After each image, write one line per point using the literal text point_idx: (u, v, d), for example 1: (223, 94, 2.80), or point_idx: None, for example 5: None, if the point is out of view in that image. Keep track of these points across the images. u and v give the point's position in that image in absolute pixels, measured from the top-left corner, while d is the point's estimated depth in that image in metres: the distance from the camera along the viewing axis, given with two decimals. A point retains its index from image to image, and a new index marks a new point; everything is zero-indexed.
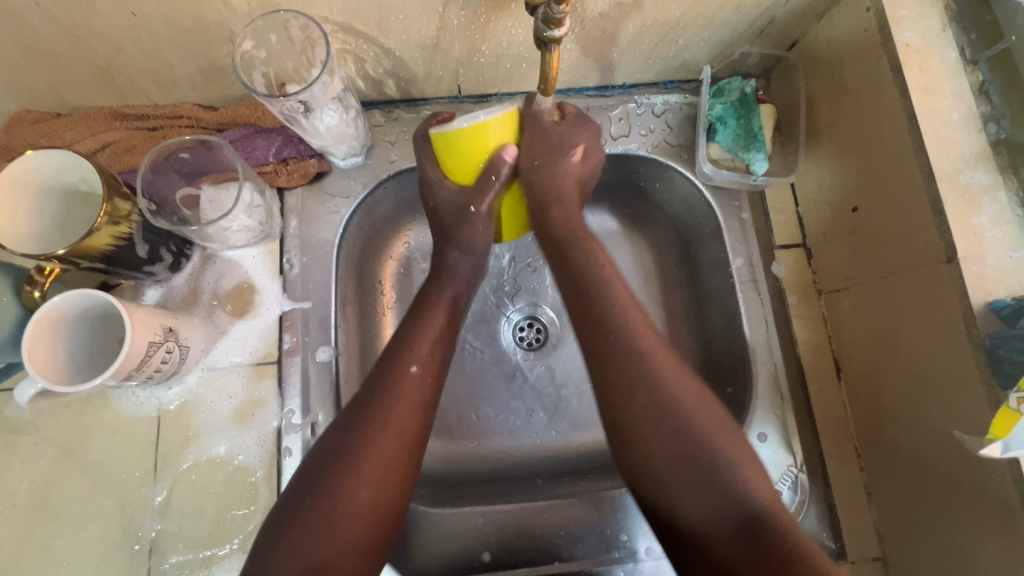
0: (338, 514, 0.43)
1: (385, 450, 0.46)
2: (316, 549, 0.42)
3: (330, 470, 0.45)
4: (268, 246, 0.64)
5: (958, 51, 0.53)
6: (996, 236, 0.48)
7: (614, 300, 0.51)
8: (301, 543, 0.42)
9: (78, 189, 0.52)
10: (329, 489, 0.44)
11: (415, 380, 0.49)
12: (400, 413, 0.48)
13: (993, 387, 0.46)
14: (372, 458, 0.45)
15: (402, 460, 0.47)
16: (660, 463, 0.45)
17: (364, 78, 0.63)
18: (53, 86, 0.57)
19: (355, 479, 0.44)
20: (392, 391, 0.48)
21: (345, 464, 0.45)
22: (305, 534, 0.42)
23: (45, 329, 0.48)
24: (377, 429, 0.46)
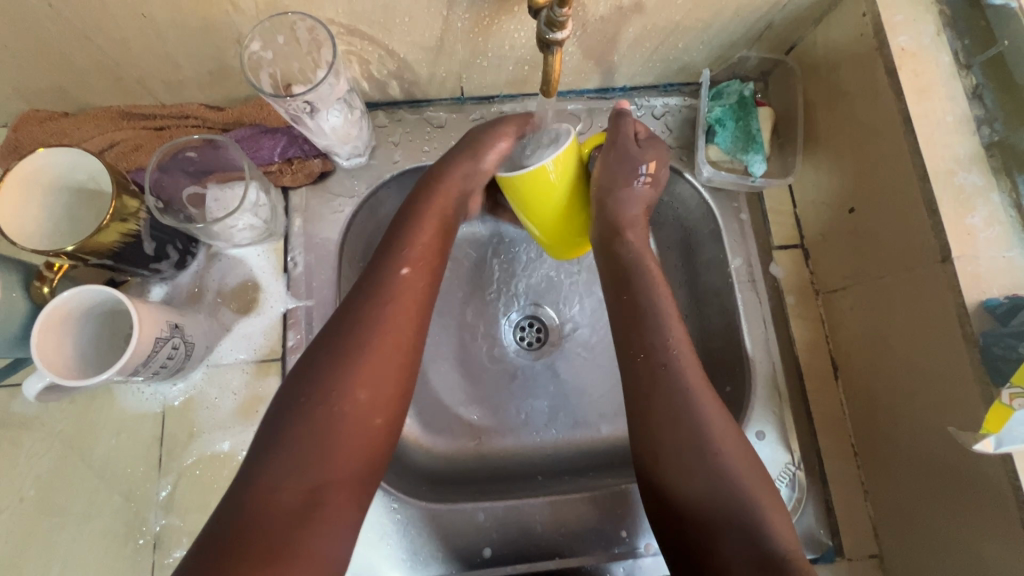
0: (333, 425, 0.44)
1: (381, 364, 0.47)
2: (316, 463, 0.42)
3: (324, 378, 0.45)
4: (273, 244, 0.64)
5: (953, 55, 0.54)
6: (989, 236, 0.49)
7: (655, 306, 0.54)
8: (299, 454, 0.42)
9: (87, 187, 0.53)
10: (323, 394, 0.44)
11: (410, 293, 0.51)
12: (401, 338, 0.49)
13: (987, 384, 0.46)
14: (367, 368, 0.46)
15: (398, 379, 0.48)
16: (668, 453, 0.48)
17: (369, 80, 0.63)
18: (62, 86, 0.58)
19: (349, 386, 0.45)
20: (388, 301, 0.50)
21: (339, 379, 0.45)
22: (301, 447, 0.42)
23: (54, 324, 0.48)
24: (369, 335, 0.47)
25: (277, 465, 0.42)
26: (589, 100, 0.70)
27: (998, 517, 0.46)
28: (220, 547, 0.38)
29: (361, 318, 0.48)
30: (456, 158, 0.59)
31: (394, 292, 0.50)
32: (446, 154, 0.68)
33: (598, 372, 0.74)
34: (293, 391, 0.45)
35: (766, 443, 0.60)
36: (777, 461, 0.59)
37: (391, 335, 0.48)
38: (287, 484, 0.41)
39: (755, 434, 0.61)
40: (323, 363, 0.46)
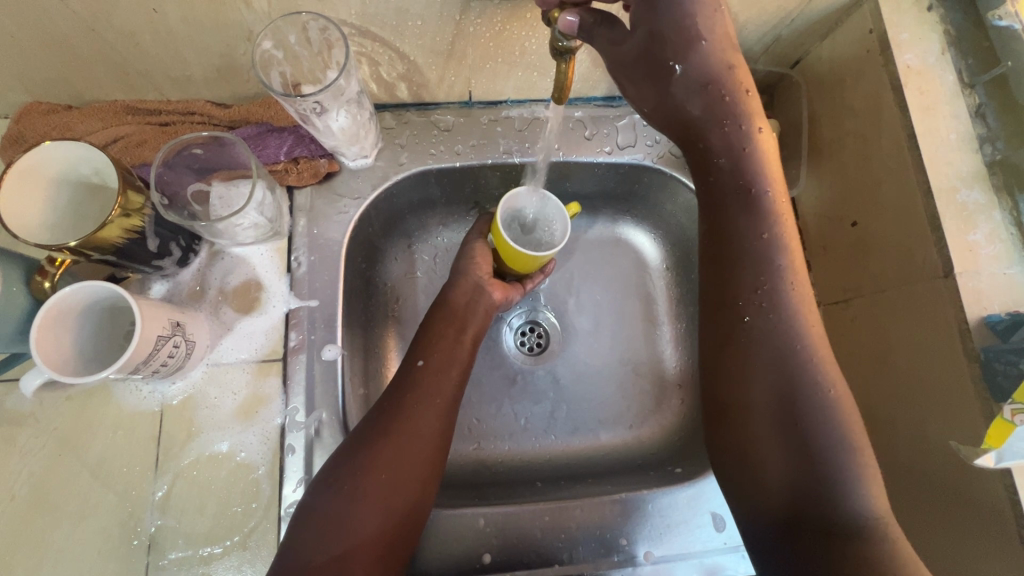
0: (360, 504, 0.47)
1: (405, 444, 0.50)
2: (341, 539, 0.46)
3: (351, 465, 0.49)
4: (276, 244, 0.64)
5: (956, 74, 0.55)
6: (990, 253, 0.50)
7: (758, 271, 0.50)
8: (329, 533, 0.46)
9: (90, 182, 0.52)
10: (350, 476, 0.48)
11: (428, 393, 0.54)
12: (419, 401, 0.53)
13: (987, 400, 0.47)
14: (389, 449, 0.50)
15: (424, 450, 0.51)
16: (763, 441, 0.47)
17: (378, 82, 0.63)
18: (67, 78, 0.57)
19: (373, 468, 0.49)
20: (408, 387, 0.54)
21: (369, 462, 0.49)
22: (332, 525, 0.46)
23: (54, 320, 0.47)
24: (393, 425, 0.51)
25: (313, 541, 0.46)
26: (595, 108, 0.71)
27: (995, 534, 0.46)
28: None
29: (391, 412, 0.52)
30: (455, 282, 0.62)
31: (418, 387, 0.54)
32: (453, 158, 0.68)
33: (598, 379, 0.74)
34: (333, 471, 0.49)
35: None
36: None
37: (418, 419, 0.52)
38: (319, 557, 0.45)
39: None
40: (353, 449, 0.50)
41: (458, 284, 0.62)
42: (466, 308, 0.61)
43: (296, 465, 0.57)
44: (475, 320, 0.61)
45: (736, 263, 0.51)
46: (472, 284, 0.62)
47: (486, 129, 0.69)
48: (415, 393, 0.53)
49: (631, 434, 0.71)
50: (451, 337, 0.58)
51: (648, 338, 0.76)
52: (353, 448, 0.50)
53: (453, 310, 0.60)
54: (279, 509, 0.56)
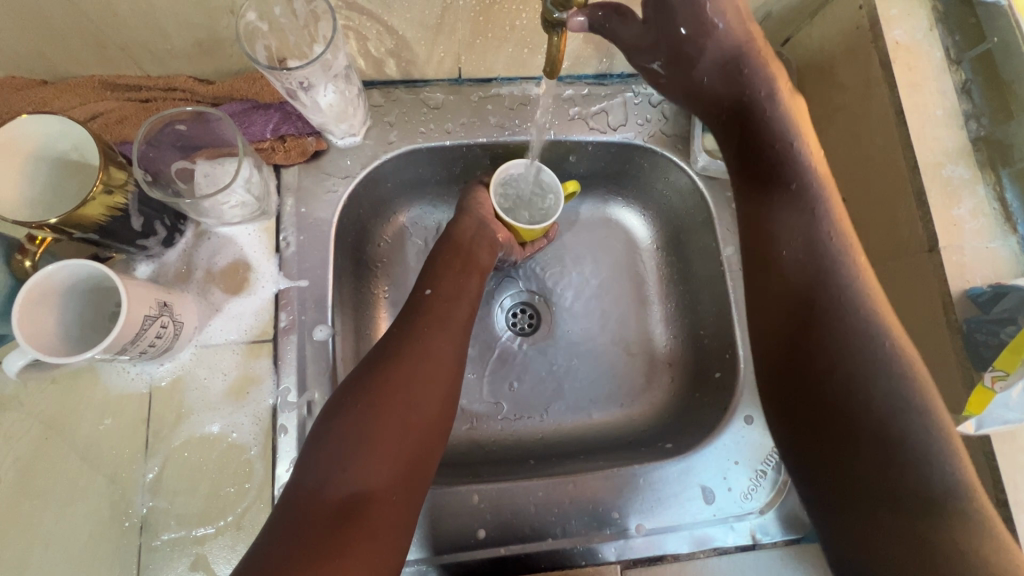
0: (376, 429, 0.47)
1: (419, 364, 0.52)
2: (355, 461, 0.46)
3: (364, 395, 0.49)
4: (264, 223, 0.63)
5: (944, 50, 0.55)
6: (974, 228, 0.51)
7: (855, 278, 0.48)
8: (342, 458, 0.46)
9: (69, 159, 0.50)
10: (362, 403, 0.48)
11: (436, 326, 0.55)
12: (427, 326, 0.55)
13: (969, 369, 0.48)
14: (404, 377, 0.50)
15: (437, 378, 0.52)
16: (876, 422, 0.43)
17: (365, 58, 0.62)
18: (41, 52, 0.55)
19: (388, 395, 0.49)
20: (416, 313, 0.56)
21: (384, 386, 0.49)
22: (347, 450, 0.46)
23: (36, 299, 0.46)
24: (404, 356, 0.52)
25: (327, 465, 0.46)
26: (586, 86, 0.70)
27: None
28: (289, 533, 0.42)
29: (402, 340, 0.53)
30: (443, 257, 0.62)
31: (428, 314, 0.56)
32: (443, 136, 0.67)
33: (589, 359, 0.74)
34: (346, 393, 0.50)
35: (753, 427, 0.63)
36: (764, 445, 0.62)
37: (429, 348, 0.53)
38: (337, 488, 0.44)
39: (743, 418, 0.63)
40: (361, 380, 0.50)
41: (463, 222, 0.64)
42: (471, 240, 0.64)
43: (290, 445, 0.57)
44: (481, 253, 0.64)
45: (826, 280, 0.48)
46: (477, 220, 0.65)
47: (476, 107, 0.68)
48: (421, 326, 0.55)
49: (622, 412, 0.72)
50: (456, 269, 0.61)
51: (640, 318, 0.76)
52: (369, 373, 0.51)
53: (459, 246, 0.63)
54: (273, 489, 0.56)
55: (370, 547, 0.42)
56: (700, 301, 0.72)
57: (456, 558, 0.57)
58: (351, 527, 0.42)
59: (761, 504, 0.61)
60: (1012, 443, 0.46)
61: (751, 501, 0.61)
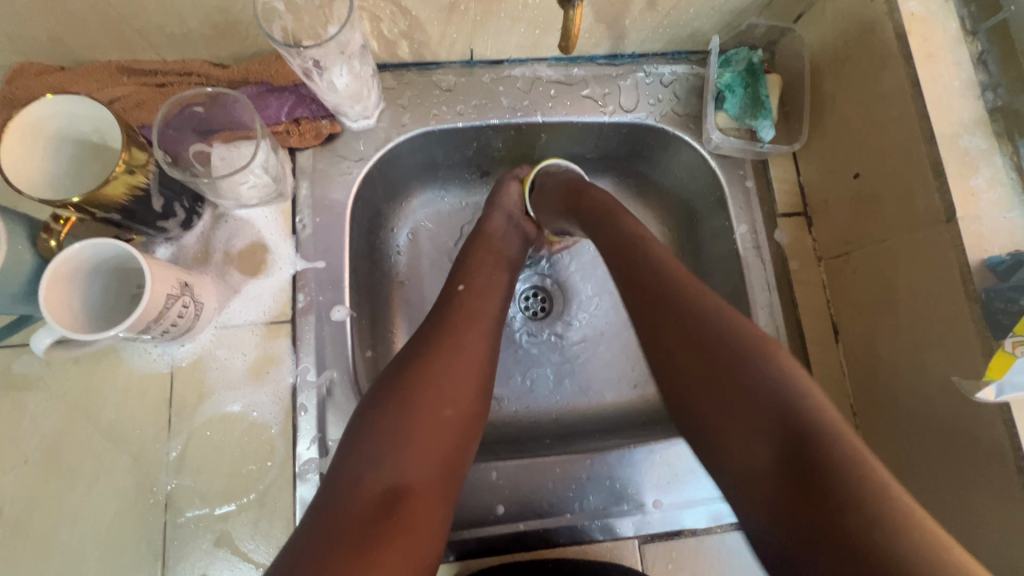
0: (416, 425, 0.47)
1: (454, 356, 0.51)
2: (396, 452, 0.45)
3: (402, 389, 0.49)
4: (280, 206, 0.63)
5: (959, 21, 0.55)
6: (991, 197, 0.51)
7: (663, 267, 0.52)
8: (384, 450, 0.45)
9: (91, 141, 0.51)
10: (400, 401, 0.48)
11: (471, 322, 0.55)
12: (462, 321, 0.55)
13: (987, 338, 0.48)
14: (441, 370, 0.50)
15: (474, 372, 0.52)
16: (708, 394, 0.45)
17: (378, 39, 0.62)
18: (60, 37, 0.56)
19: (428, 391, 0.49)
20: (448, 307, 0.56)
21: (417, 378, 0.49)
22: (389, 440, 0.46)
23: (63, 277, 0.47)
24: (439, 351, 0.51)
25: (366, 456, 0.45)
26: (597, 67, 0.70)
27: (990, 463, 0.49)
28: (329, 524, 0.41)
29: (436, 333, 0.53)
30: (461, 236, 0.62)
31: (462, 309, 0.56)
32: (455, 118, 0.68)
33: (603, 340, 0.75)
34: (380, 391, 0.49)
35: None
36: None
37: (464, 342, 0.53)
38: (377, 477, 0.44)
39: None
40: (397, 375, 0.50)
41: (493, 218, 0.66)
42: (502, 236, 0.65)
43: (310, 423, 0.58)
44: (511, 249, 0.65)
45: (673, 295, 0.50)
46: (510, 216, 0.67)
47: (488, 89, 0.69)
48: (458, 322, 0.54)
49: (636, 393, 0.73)
50: (491, 264, 0.62)
51: None
52: (402, 367, 0.50)
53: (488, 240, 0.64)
54: (295, 467, 0.57)
55: (408, 542, 0.42)
56: (713, 281, 0.72)
57: (475, 533, 0.58)
58: (393, 516, 0.42)
59: None
60: None
61: None
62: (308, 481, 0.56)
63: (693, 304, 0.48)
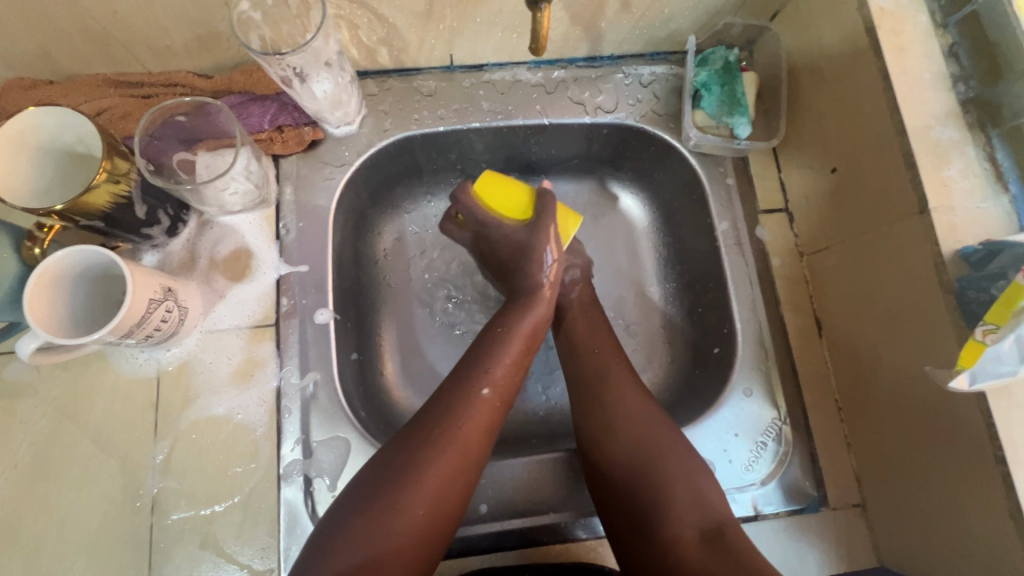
0: (393, 535, 0.45)
1: (453, 461, 0.49)
2: (368, 554, 0.44)
3: (390, 490, 0.47)
4: (265, 211, 0.65)
5: (930, 15, 0.55)
6: (964, 188, 0.51)
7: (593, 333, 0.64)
8: (356, 552, 0.44)
9: (75, 151, 0.52)
10: (385, 506, 0.46)
11: (482, 427, 0.52)
12: (475, 428, 0.51)
13: (961, 328, 0.48)
14: (437, 480, 0.48)
15: (464, 475, 0.50)
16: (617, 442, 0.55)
17: (358, 47, 0.63)
18: (46, 51, 0.57)
19: (416, 500, 0.47)
20: (465, 405, 0.52)
21: (411, 487, 0.47)
22: (363, 544, 0.44)
23: (47, 283, 0.48)
24: (442, 454, 0.49)
25: (335, 553, 0.44)
26: (577, 69, 0.71)
27: (978, 478, 0.48)
28: None
29: (443, 432, 0.50)
30: None
31: (477, 410, 0.52)
32: (436, 123, 0.69)
33: None
34: (367, 497, 0.47)
35: (753, 400, 0.64)
36: (763, 417, 0.63)
37: (468, 446, 0.50)
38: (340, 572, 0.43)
39: (742, 390, 0.64)
40: (392, 476, 0.48)
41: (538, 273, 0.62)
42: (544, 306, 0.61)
43: (294, 425, 0.58)
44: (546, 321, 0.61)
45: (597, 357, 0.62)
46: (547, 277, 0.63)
47: (469, 93, 0.70)
48: (470, 424, 0.51)
49: None
50: (521, 350, 0.58)
51: (638, 299, 0.76)
52: (398, 464, 0.48)
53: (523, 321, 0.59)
54: (279, 468, 0.57)
55: None
56: (697, 278, 0.73)
57: (458, 533, 0.58)
58: None
59: (763, 475, 0.62)
60: (1008, 400, 0.46)
61: (753, 472, 0.62)
62: (292, 482, 0.57)
63: (618, 391, 0.58)
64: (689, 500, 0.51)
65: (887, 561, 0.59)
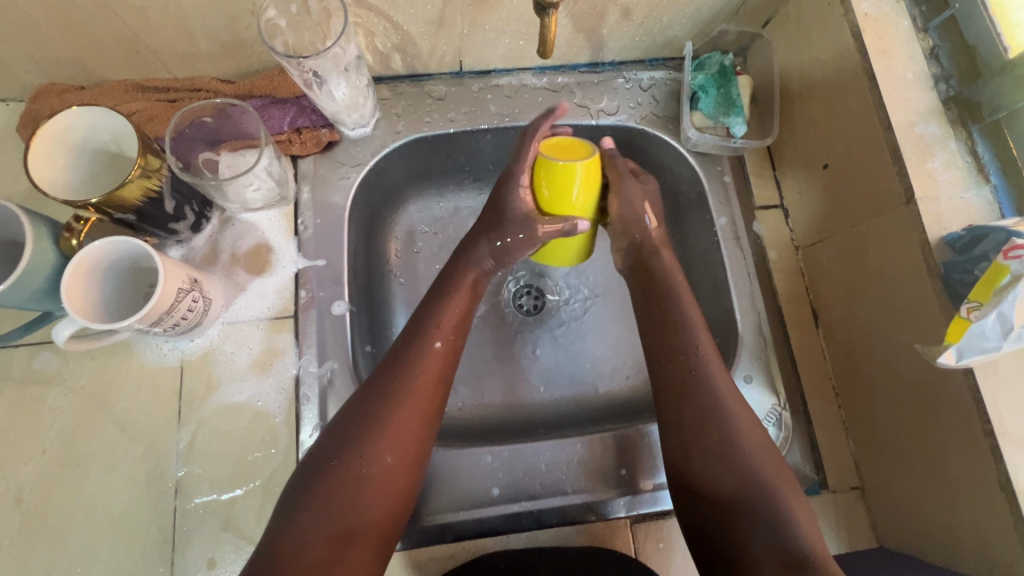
0: (364, 487, 0.48)
1: (408, 416, 0.52)
2: (338, 514, 0.46)
3: (350, 444, 0.49)
4: (284, 209, 0.68)
5: (911, 20, 0.59)
6: (948, 179, 0.54)
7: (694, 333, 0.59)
8: (331, 509, 0.47)
9: (109, 150, 0.56)
10: (349, 460, 0.49)
11: (432, 374, 0.55)
12: (426, 382, 0.54)
13: (949, 309, 0.51)
14: (397, 428, 0.51)
15: (423, 427, 0.53)
16: (711, 464, 0.52)
17: (373, 53, 0.67)
18: (80, 58, 0.61)
19: (379, 450, 0.49)
20: (416, 362, 0.55)
21: (370, 441, 0.50)
22: (331, 505, 0.47)
23: (84, 272, 0.51)
24: (399, 406, 0.52)
25: (305, 513, 0.46)
26: (580, 75, 0.75)
27: (968, 447, 0.50)
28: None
29: (395, 386, 0.53)
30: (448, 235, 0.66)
31: (423, 365, 0.55)
32: (446, 125, 0.72)
33: (595, 333, 0.77)
34: (328, 451, 0.50)
35: (754, 387, 0.65)
36: (764, 404, 0.65)
37: (419, 398, 0.53)
38: (315, 532, 0.45)
39: (743, 378, 0.66)
40: (351, 431, 0.50)
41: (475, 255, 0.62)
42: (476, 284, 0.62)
43: (312, 412, 0.61)
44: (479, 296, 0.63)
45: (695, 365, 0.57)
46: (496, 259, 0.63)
47: (477, 97, 0.73)
48: (424, 377, 0.54)
49: (628, 384, 0.75)
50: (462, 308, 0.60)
51: None
52: (356, 418, 0.51)
53: (463, 285, 0.61)
54: (297, 453, 0.59)
55: None
56: (697, 273, 0.75)
57: (471, 515, 0.60)
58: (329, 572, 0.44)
59: None
60: (995, 376, 0.49)
61: None
62: None
63: (722, 407, 0.54)
64: (770, 531, 0.48)
65: (886, 540, 0.61)
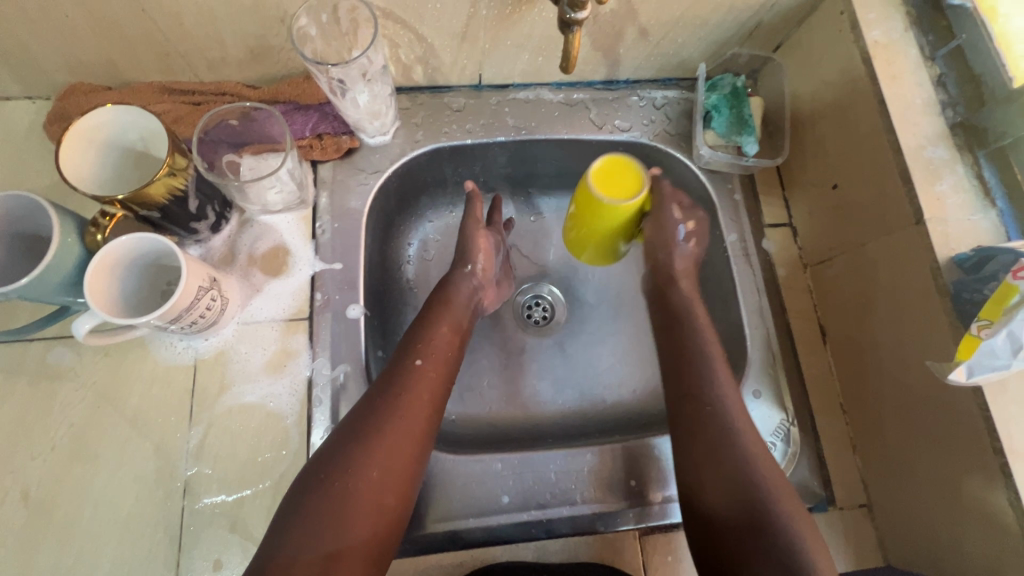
0: (350, 507, 0.47)
1: (398, 434, 0.52)
2: (327, 535, 0.46)
3: (339, 462, 0.49)
4: (302, 213, 0.68)
5: (919, 48, 0.61)
6: (955, 202, 0.55)
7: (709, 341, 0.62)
8: (316, 533, 0.46)
9: (136, 148, 0.57)
10: (336, 483, 0.48)
11: (424, 394, 0.55)
12: (414, 400, 0.54)
13: (958, 328, 0.52)
14: (385, 446, 0.51)
15: (412, 445, 0.52)
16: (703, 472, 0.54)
17: (396, 64, 0.69)
18: (110, 59, 0.62)
19: (366, 466, 0.49)
20: (403, 381, 0.55)
21: (357, 459, 0.49)
22: (318, 526, 0.46)
23: (105, 268, 0.51)
24: (387, 429, 0.51)
25: (296, 534, 0.46)
26: (595, 91, 0.77)
27: (975, 465, 0.51)
28: None
29: (382, 405, 0.53)
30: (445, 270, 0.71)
31: (409, 386, 0.55)
32: (464, 135, 0.74)
33: (603, 345, 0.78)
34: (314, 469, 0.49)
35: (762, 402, 0.66)
36: (772, 419, 0.65)
37: (408, 417, 0.53)
38: (304, 554, 0.45)
39: (752, 392, 0.66)
40: (338, 449, 0.50)
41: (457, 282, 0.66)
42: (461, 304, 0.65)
43: (323, 415, 0.61)
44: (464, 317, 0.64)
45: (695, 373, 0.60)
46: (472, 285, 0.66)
47: (495, 110, 0.75)
48: (411, 396, 0.54)
49: (636, 396, 0.75)
50: (446, 327, 0.62)
51: None
52: (343, 438, 0.51)
53: (447, 308, 0.63)
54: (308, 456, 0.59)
55: None
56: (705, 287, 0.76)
57: (481, 522, 0.60)
58: None
59: None
60: (1003, 395, 0.50)
61: None
62: None
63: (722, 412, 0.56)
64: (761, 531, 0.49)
65: (894, 560, 0.61)
